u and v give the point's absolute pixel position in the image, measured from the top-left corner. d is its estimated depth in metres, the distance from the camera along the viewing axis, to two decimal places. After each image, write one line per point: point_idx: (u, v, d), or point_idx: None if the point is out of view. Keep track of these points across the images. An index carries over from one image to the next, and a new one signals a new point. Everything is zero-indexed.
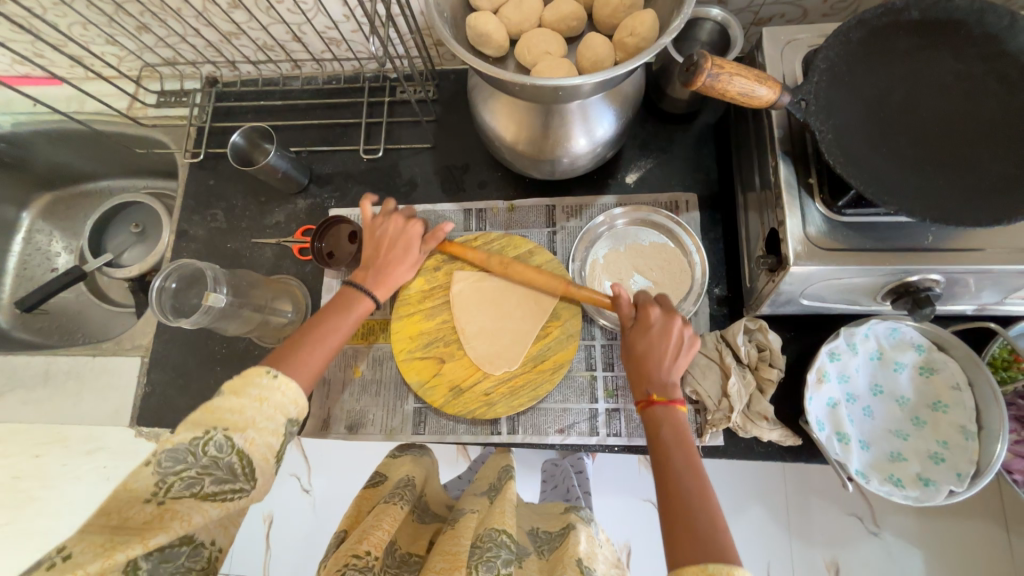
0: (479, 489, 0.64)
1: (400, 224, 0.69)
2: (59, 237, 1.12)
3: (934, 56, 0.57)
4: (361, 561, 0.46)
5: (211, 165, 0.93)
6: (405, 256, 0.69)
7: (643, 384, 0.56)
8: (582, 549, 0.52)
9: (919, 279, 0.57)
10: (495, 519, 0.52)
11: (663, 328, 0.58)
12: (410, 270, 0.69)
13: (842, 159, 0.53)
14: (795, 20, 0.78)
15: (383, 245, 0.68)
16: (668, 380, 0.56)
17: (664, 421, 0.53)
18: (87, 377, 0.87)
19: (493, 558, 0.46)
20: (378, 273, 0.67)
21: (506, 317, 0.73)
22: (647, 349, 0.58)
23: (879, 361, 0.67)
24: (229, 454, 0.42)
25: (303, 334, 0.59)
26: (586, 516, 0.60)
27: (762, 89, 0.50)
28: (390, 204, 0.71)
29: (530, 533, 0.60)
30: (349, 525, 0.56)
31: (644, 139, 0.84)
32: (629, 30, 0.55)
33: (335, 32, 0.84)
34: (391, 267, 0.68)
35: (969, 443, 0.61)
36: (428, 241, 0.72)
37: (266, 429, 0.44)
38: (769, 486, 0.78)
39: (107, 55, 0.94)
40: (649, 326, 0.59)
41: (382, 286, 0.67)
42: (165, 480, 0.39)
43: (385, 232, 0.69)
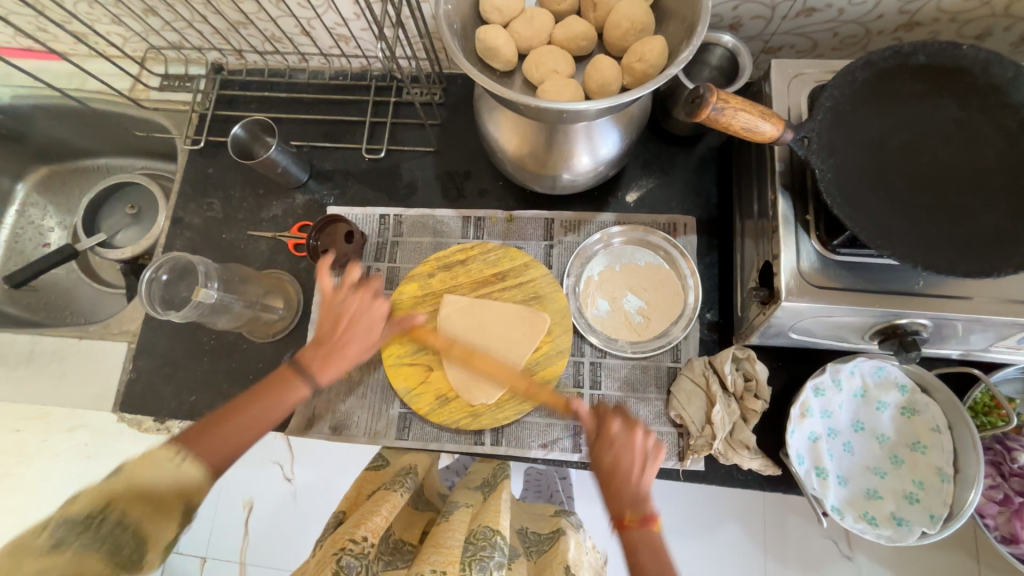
0: (474, 484, 0.64)
1: (365, 300, 0.64)
2: (53, 212, 1.11)
3: (938, 103, 0.57)
4: (357, 547, 0.47)
5: (211, 153, 0.92)
6: (367, 334, 0.63)
7: (614, 504, 0.52)
8: (572, 555, 0.53)
9: (907, 322, 0.58)
10: (488, 516, 0.53)
11: (628, 443, 0.54)
12: (366, 347, 0.63)
13: (839, 200, 0.53)
14: (805, 51, 0.78)
15: (339, 322, 0.62)
16: (641, 495, 0.51)
17: (640, 555, 0.48)
18: (73, 358, 0.87)
19: (485, 558, 0.47)
20: (327, 355, 0.61)
21: (492, 343, 0.72)
22: (614, 463, 0.53)
23: (862, 399, 0.68)
24: (123, 533, 0.42)
25: (220, 418, 0.54)
26: (575, 521, 0.61)
27: (765, 125, 0.50)
28: (351, 274, 0.64)
29: (519, 534, 0.62)
30: (347, 507, 0.60)
31: (647, 159, 0.84)
32: (638, 56, 0.55)
33: (344, 29, 0.84)
34: (344, 346, 0.62)
35: (944, 485, 0.62)
36: (391, 323, 0.68)
37: (171, 509, 0.44)
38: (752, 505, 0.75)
39: (111, 34, 0.93)
40: (610, 445, 0.54)
41: (328, 369, 0.60)
42: (62, 541, 0.39)
43: (347, 308, 0.63)
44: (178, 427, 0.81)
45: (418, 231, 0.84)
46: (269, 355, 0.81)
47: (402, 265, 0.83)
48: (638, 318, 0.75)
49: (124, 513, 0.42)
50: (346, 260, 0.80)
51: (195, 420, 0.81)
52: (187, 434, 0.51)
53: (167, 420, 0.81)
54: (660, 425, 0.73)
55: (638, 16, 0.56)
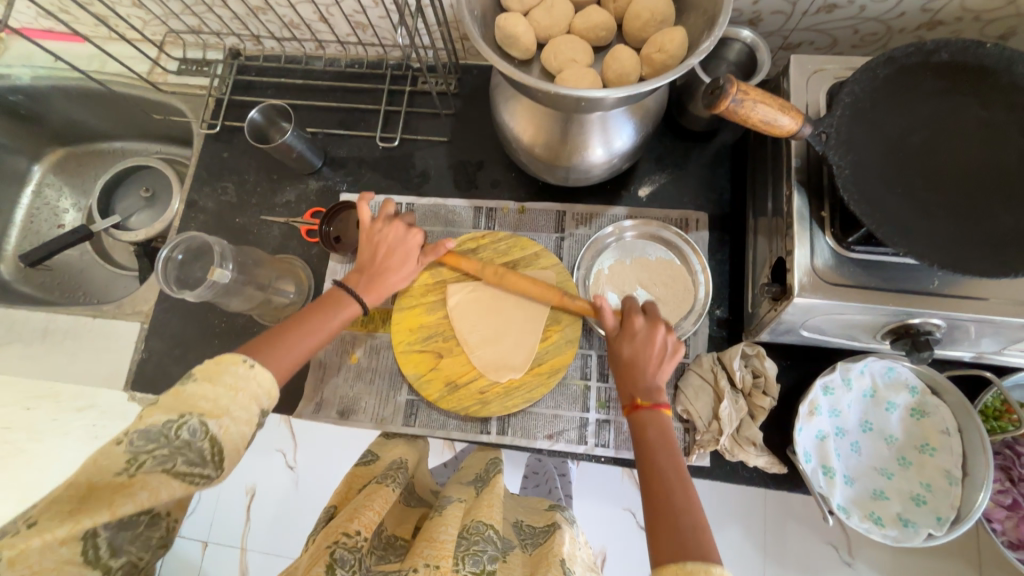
0: (464, 479, 0.63)
1: (401, 232, 0.68)
2: (69, 194, 1.13)
3: (959, 101, 0.56)
4: (351, 540, 0.47)
5: (227, 138, 0.93)
6: (402, 266, 0.68)
7: (630, 388, 0.58)
8: (566, 549, 0.53)
9: (920, 321, 0.57)
10: (482, 512, 0.53)
11: (648, 338, 0.60)
12: (403, 278, 0.68)
13: (856, 196, 0.53)
14: (823, 49, 0.78)
15: (378, 253, 0.67)
16: (654, 385, 0.57)
17: (648, 427, 0.54)
18: (86, 336, 0.88)
19: (480, 553, 0.46)
20: (370, 279, 0.66)
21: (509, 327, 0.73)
22: (633, 355, 0.59)
23: (871, 399, 0.67)
24: (202, 440, 0.39)
25: (280, 330, 0.57)
26: (569, 518, 0.61)
27: (784, 118, 0.50)
28: (388, 211, 0.69)
29: (515, 527, 0.60)
30: (339, 501, 0.58)
31: (661, 153, 0.84)
32: (657, 47, 0.55)
33: (362, 17, 0.84)
34: (385, 271, 0.67)
35: (952, 488, 0.61)
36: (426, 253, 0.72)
37: (240, 418, 0.42)
38: (753, 508, 0.73)
39: (132, 17, 0.94)
40: (632, 331, 0.61)
41: (372, 291, 0.65)
42: (136, 456, 0.36)
43: (382, 239, 0.67)
44: None
45: (430, 220, 0.85)
46: None
47: None
48: None
49: (201, 421, 0.39)
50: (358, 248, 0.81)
51: None
52: (256, 344, 0.53)
53: None
54: None
55: (659, 8, 0.56)
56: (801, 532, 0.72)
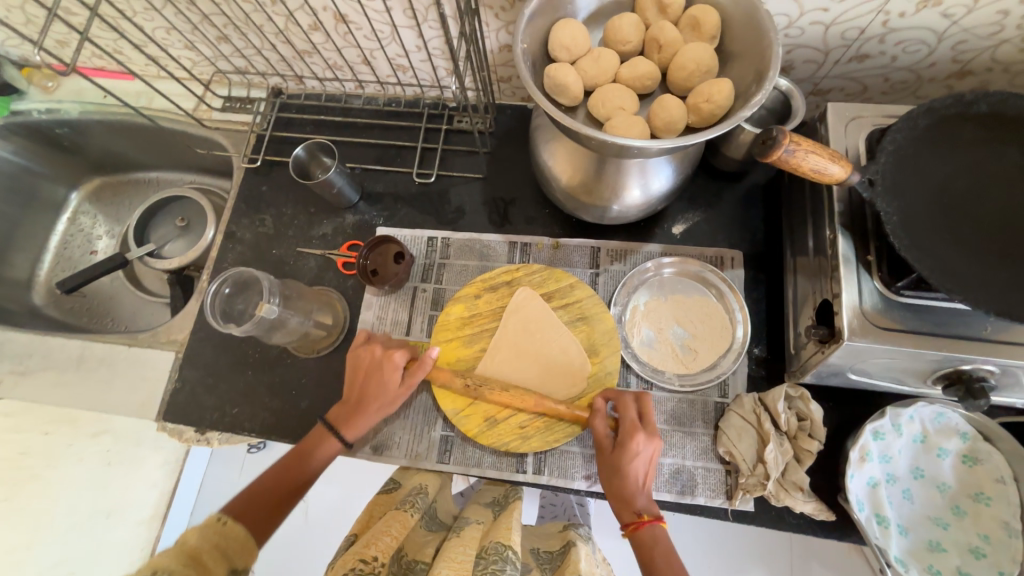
0: (484, 501, 0.69)
1: (377, 356, 0.69)
2: (103, 221, 1.15)
3: (1000, 150, 0.57)
4: (368, 566, 0.50)
5: (266, 171, 0.96)
6: (378, 392, 0.68)
7: (628, 510, 0.59)
8: (585, 566, 0.57)
9: (972, 367, 0.57)
10: (500, 533, 0.56)
11: (635, 461, 0.60)
12: (383, 403, 0.68)
13: (907, 244, 0.53)
14: (854, 95, 0.80)
15: (358, 380, 0.69)
16: (650, 501, 0.60)
17: (655, 544, 0.57)
18: (118, 364, 0.88)
19: (498, 570, 0.50)
20: (349, 413, 0.68)
21: (545, 369, 0.72)
22: (619, 473, 0.60)
23: (921, 445, 0.66)
24: None
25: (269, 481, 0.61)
26: (584, 534, 0.65)
27: (834, 167, 0.51)
28: (376, 338, 0.73)
29: (532, 552, 0.64)
30: (359, 529, 0.60)
31: (693, 192, 0.85)
32: (705, 97, 0.57)
33: (404, 60, 0.88)
34: (365, 399, 0.68)
35: (1012, 540, 0.60)
36: (410, 372, 0.69)
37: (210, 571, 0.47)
38: (776, 552, 0.97)
39: (182, 58, 0.98)
40: (627, 460, 0.60)
41: (352, 427, 0.67)
42: None
43: (360, 364, 0.70)
44: (217, 438, 0.82)
45: (465, 254, 0.86)
46: (314, 371, 0.82)
47: (449, 287, 0.84)
48: (685, 350, 0.75)
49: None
50: (394, 280, 0.81)
51: (236, 432, 0.81)
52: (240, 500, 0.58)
53: (207, 431, 0.82)
54: (707, 461, 0.71)
55: (705, 59, 0.58)
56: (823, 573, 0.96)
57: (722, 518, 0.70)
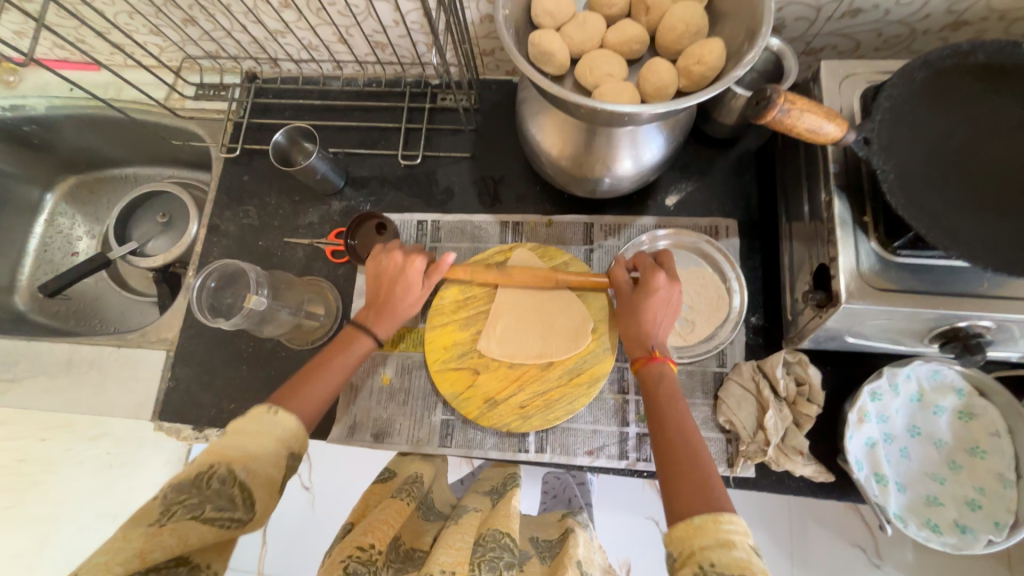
0: (482, 489, 0.68)
1: (399, 260, 0.67)
2: (82, 221, 1.12)
3: (997, 102, 0.56)
4: (365, 555, 0.50)
5: (246, 161, 0.93)
6: (405, 291, 0.66)
7: (640, 348, 0.61)
8: (580, 552, 0.57)
9: (968, 324, 0.57)
10: (499, 521, 0.57)
11: (655, 292, 0.62)
12: (413, 302, 0.66)
13: (904, 202, 0.52)
14: (846, 53, 0.78)
15: (381, 286, 0.67)
16: (661, 343, 0.61)
17: (661, 382, 0.58)
18: (109, 367, 0.87)
19: (495, 559, 0.50)
20: (377, 311, 0.65)
21: (551, 330, 0.72)
22: (636, 305, 0.63)
23: (918, 403, 0.67)
24: (231, 487, 0.42)
25: (307, 374, 0.58)
26: (582, 521, 0.66)
27: (829, 126, 0.49)
28: (394, 244, 0.69)
29: (531, 540, 0.66)
30: (356, 517, 0.60)
31: (685, 162, 0.84)
32: (695, 59, 0.55)
33: (382, 36, 0.84)
34: (392, 302, 0.66)
35: (1007, 491, 0.61)
36: (432, 274, 0.68)
37: (266, 462, 0.45)
38: (776, 517, 0.97)
39: (149, 44, 0.94)
40: (647, 296, 0.62)
41: (383, 323, 0.65)
42: (169, 507, 0.38)
43: (384, 271, 0.67)
44: (216, 435, 0.81)
45: (457, 237, 0.84)
46: (310, 362, 0.81)
47: None
48: (682, 322, 0.75)
49: (230, 468, 0.43)
50: None
51: None
52: (285, 391, 0.55)
53: (205, 429, 0.81)
54: (708, 431, 0.71)
55: (694, 19, 0.56)
56: (822, 535, 0.95)
57: (724, 485, 0.71)
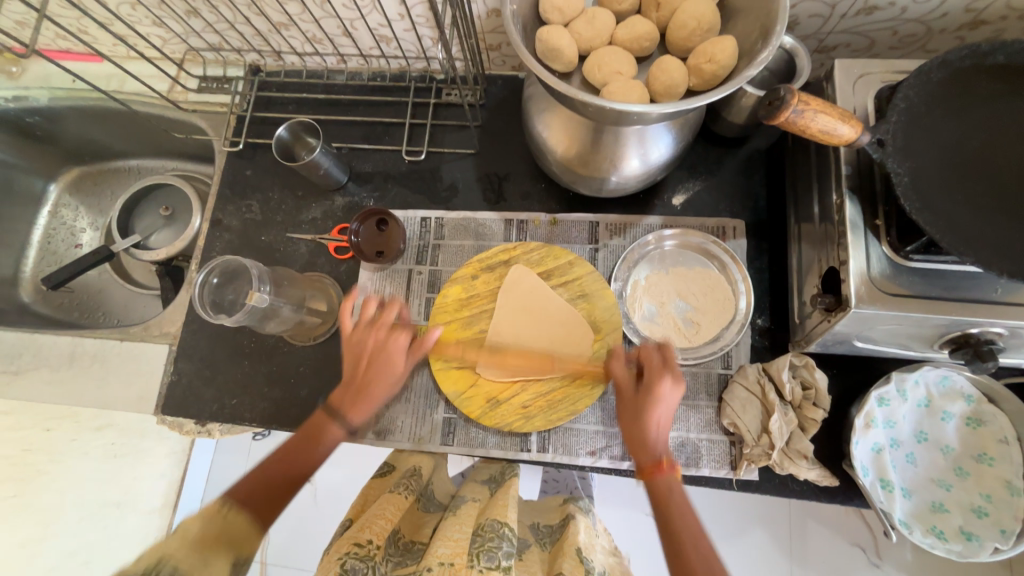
0: (480, 478, 0.71)
1: (381, 336, 0.66)
2: (85, 213, 1.11)
3: (1016, 104, 0.55)
4: (362, 550, 0.50)
5: (249, 154, 0.92)
6: (386, 374, 0.64)
7: (644, 454, 0.56)
8: (580, 539, 0.58)
9: (980, 331, 0.56)
10: (496, 511, 0.56)
11: (660, 395, 0.58)
12: (390, 385, 0.64)
13: (917, 205, 0.51)
14: (860, 51, 0.76)
15: (362, 363, 0.64)
16: (665, 446, 0.57)
17: (668, 493, 0.53)
18: (112, 360, 0.87)
19: (493, 548, 0.50)
20: (356, 393, 0.63)
21: (552, 350, 0.71)
22: (641, 407, 0.58)
23: (926, 409, 0.66)
24: None
25: (274, 466, 0.56)
26: (583, 507, 0.66)
27: (843, 128, 0.48)
28: (371, 313, 0.67)
29: (532, 528, 0.66)
30: (354, 514, 0.61)
31: (693, 161, 0.83)
32: (707, 57, 0.54)
33: (387, 30, 0.83)
34: (370, 385, 0.63)
35: (1015, 499, 0.60)
36: (414, 350, 0.67)
37: (218, 555, 0.45)
38: (777, 516, 0.98)
39: (151, 36, 0.93)
40: (653, 396, 0.58)
41: (358, 409, 0.63)
42: None
43: (364, 348, 0.65)
44: (218, 429, 0.81)
45: (460, 234, 0.83)
46: (312, 359, 0.81)
47: (445, 269, 0.82)
48: (687, 323, 0.74)
49: (176, 565, 0.42)
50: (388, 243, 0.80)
51: (237, 422, 0.80)
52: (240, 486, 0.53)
53: (207, 423, 0.81)
54: (711, 433, 0.71)
55: (706, 16, 0.55)
56: (822, 533, 0.97)
57: (726, 487, 0.70)
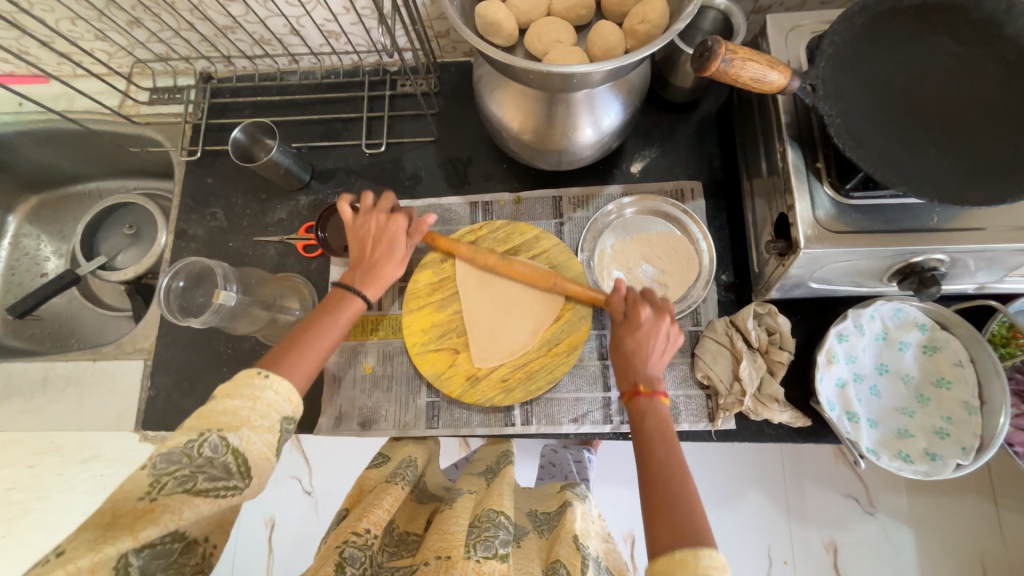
0: (476, 470, 0.67)
1: (382, 220, 0.66)
2: (48, 240, 1.08)
3: (933, 42, 0.58)
4: (360, 540, 0.50)
5: (209, 162, 0.91)
6: (391, 251, 0.65)
7: (629, 378, 0.59)
8: (577, 527, 0.57)
9: (923, 259, 0.59)
10: (492, 502, 0.54)
11: (652, 328, 0.60)
12: (398, 266, 0.65)
13: (851, 142, 0.54)
14: (793, 9, 0.79)
15: (367, 244, 0.65)
16: (653, 373, 0.59)
17: (649, 413, 0.56)
18: (87, 382, 0.86)
19: (491, 538, 0.49)
20: (364, 273, 0.63)
21: (517, 320, 0.73)
22: (636, 345, 0.60)
23: (884, 341, 0.69)
24: (224, 454, 0.39)
25: (284, 350, 0.54)
26: (581, 493, 0.64)
27: (772, 74, 0.50)
28: (367, 201, 0.67)
29: (530, 515, 0.65)
30: (351, 503, 0.61)
31: (647, 130, 0.85)
32: (640, 18, 0.56)
33: (334, 25, 0.83)
34: (380, 265, 0.64)
35: (972, 417, 0.63)
36: (413, 235, 0.67)
37: (261, 427, 0.41)
38: (768, 472, 0.90)
39: (96, 51, 0.92)
40: (647, 330, 0.60)
41: (370, 286, 0.63)
42: (159, 479, 0.36)
43: (367, 231, 0.66)
44: None
45: (427, 221, 0.84)
46: None
47: (414, 256, 0.83)
48: (654, 285, 0.76)
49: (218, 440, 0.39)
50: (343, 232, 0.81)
51: None
52: (272, 355, 0.53)
53: None
54: (687, 389, 0.73)
55: None
56: (819, 491, 0.89)
57: (706, 440, 0.73)
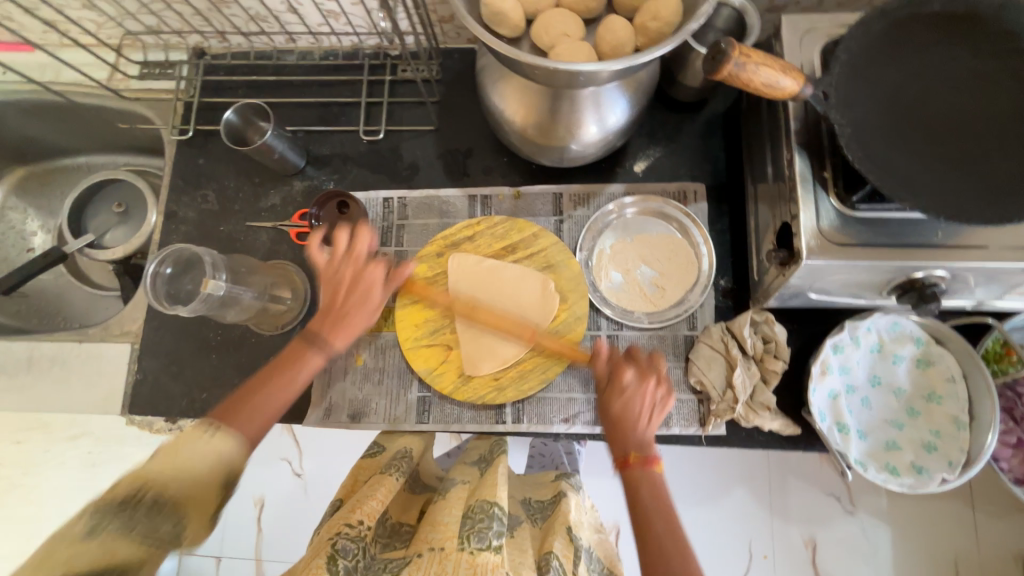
0: (469, 460, 0.67)
1: (360, 263, 0.63)
2: (34, 214, 1.05)
3: (949, 53, 0.56)
4: (353, 531, 0.50)
5: (200, 142, 0.88)
6: (365, 302, 0.62)
7: (620, 445, 0.56)
8: (570, 518, 0.57)
9: (924, 275, 0.58)
10: (486, 491, 0.53)
11: (638, 392, 0.58)
12: (370, 314, 0.62)
13: (860, 154, 0.52)
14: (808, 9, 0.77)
15: (341, 290, 0.61)
16: (643, 439, 0.56)
17: (643, 484, 0.54)
18: (73, 363, 0.84)
19: (485, 529, 0.48)
20: (333, 321, 0.60)
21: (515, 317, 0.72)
22: (623, 410, 0.58)
23: (878, 354, 0.69)
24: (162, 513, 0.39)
25: (234, 409, 0.51)
26: (575, 483, 0.65)
27: (784, 80, 0.49)
28: (340, 248, 0.63)
29: (523, 503, 0.65)
30: (345, 492, 0.61)
31: (652, 128, 0.83)
32: (651, 14, 0.54)
33: (334, 4, 0.80)
34: (349, 313, 0.61)
35: (961, 433, 0.64)
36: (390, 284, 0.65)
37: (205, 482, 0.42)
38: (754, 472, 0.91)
39: (84, 20, 0.88)
40: (632, 394, 0.58)
41: (336, 336, 0.60)
42: (99, 522, 0.38)
43: (342, 275, 0.62)
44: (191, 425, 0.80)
45: (424, 213, 0.82)
46: (281, 347, 0.80)
47: (410, 248, 0.81)
48: (652, 288, 0.75)
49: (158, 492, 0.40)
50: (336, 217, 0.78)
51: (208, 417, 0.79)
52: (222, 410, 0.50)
53: (178, 419, 0.80)
54: (679, 393, 0.73)
55: None
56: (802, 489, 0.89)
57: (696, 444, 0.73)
